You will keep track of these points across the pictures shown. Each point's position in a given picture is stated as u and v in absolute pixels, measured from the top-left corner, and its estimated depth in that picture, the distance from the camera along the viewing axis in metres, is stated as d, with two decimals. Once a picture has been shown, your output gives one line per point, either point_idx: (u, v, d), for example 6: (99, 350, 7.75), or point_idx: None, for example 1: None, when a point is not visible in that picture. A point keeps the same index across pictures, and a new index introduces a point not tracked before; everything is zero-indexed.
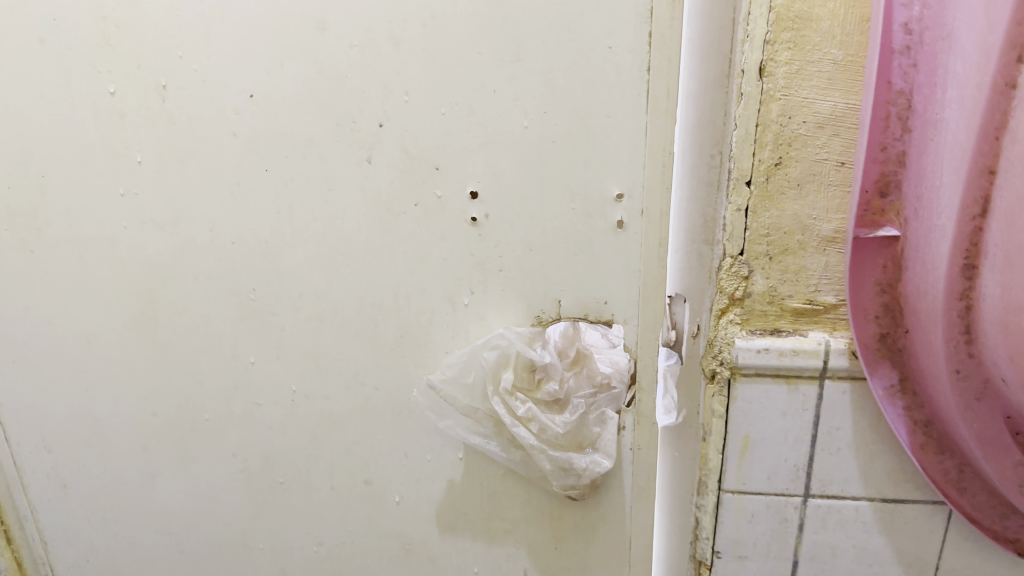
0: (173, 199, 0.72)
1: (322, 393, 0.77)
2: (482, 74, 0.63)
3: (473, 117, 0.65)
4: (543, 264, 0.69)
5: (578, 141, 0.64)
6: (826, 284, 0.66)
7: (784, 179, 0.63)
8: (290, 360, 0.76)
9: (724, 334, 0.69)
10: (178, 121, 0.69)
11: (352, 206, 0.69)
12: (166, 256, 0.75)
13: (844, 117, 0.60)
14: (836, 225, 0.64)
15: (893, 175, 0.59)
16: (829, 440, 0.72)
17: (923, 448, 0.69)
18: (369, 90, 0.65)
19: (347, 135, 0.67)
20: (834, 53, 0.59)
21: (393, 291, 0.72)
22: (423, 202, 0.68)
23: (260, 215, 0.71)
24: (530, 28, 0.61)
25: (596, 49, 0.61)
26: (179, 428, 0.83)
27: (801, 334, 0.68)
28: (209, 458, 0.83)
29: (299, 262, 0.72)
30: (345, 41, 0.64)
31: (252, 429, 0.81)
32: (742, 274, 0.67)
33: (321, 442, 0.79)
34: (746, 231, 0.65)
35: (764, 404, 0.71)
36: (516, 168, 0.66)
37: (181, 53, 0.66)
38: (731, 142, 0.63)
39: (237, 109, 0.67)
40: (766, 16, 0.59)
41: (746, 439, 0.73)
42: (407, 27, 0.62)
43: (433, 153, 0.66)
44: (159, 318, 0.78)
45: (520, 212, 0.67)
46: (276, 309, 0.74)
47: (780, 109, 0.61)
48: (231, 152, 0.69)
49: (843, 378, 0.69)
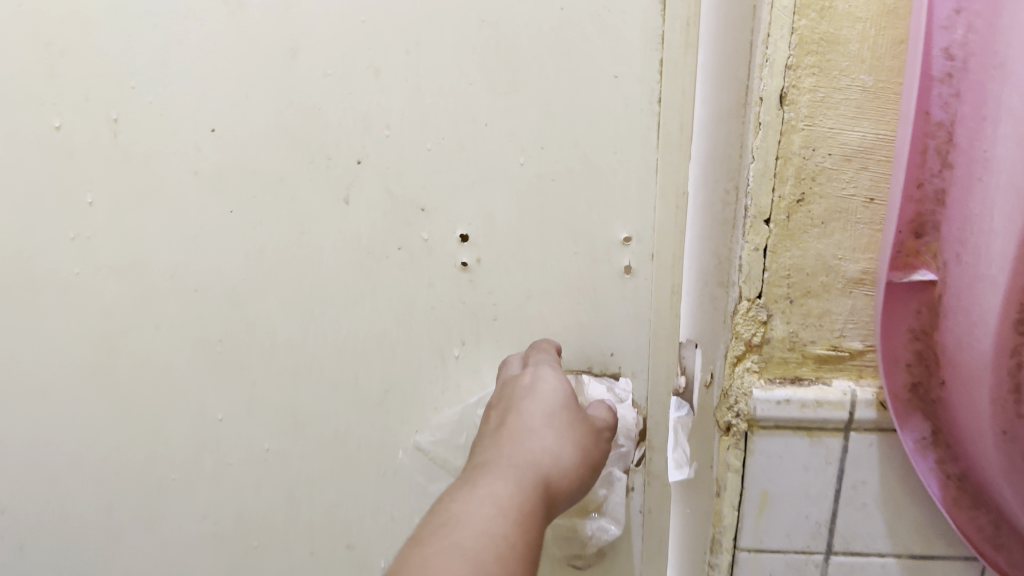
0: (130, 243, 0.65)
1: (298, 452, 0.70)
2: (473, 106, 0.57)
3: (464, 153, 0.58)
4: (541, 311, 0.62)
5: (582, 179, 0.58)
6: (852, 329, 0.60)
7: (807, 217, 0.57)
8: (263, 417, 0.69)
9: (740, 383, 0.63)
10: (133, 158, 0.62)
11: (329, 249, 0.62)
12: (125, 305, 0.67)
13: (874, 148, 0.55)
14: (864, 266, 0.58)
15: (931, 214, 0.53)
16: (854, 495, 0.65)
17: (957, 506, 0.63)
18: (347, 123, 0.58)
19: (321, 173, 0.60)
20: (863, 79, 0.53)
21: (376, 342, 0.65)
22: (408, 245, 0.61)
23: (227, 260, 0.64)
24: (527, 54, 0.55)
25: (600, 78, 0.55)
26: (141, 489, 0.75)
27: (824, 384, 0.62)
28: (175, 521, 0.75)
29: (272, 310, 0.65)
30: (320, 70, 0.57)
31: (222, 491, 0.73)
32: (760, 319, 0.61)
33: (299, 503, 0.72)
34: (765, 272, 0.59)
35: (785, 458, 0.65)
36: (512, 206, 0.59)
37: (134, 84, 0.59)
38: (748, 176, 0.58)
39: (198, 145, 0.61)
40: (788, 38, 0.53)
41: (764, 494, 0.66)
42: (389, 53, 0.56)
43: (419, 192, 0.60)
44: (118, 371, 0.70)
45: (516, 256, 0.61)
46: (246, 362, 0.67)
47: (803, 141, 0.55)
48: (193, 191, 0.62)
49: (870, 430, 0.63)
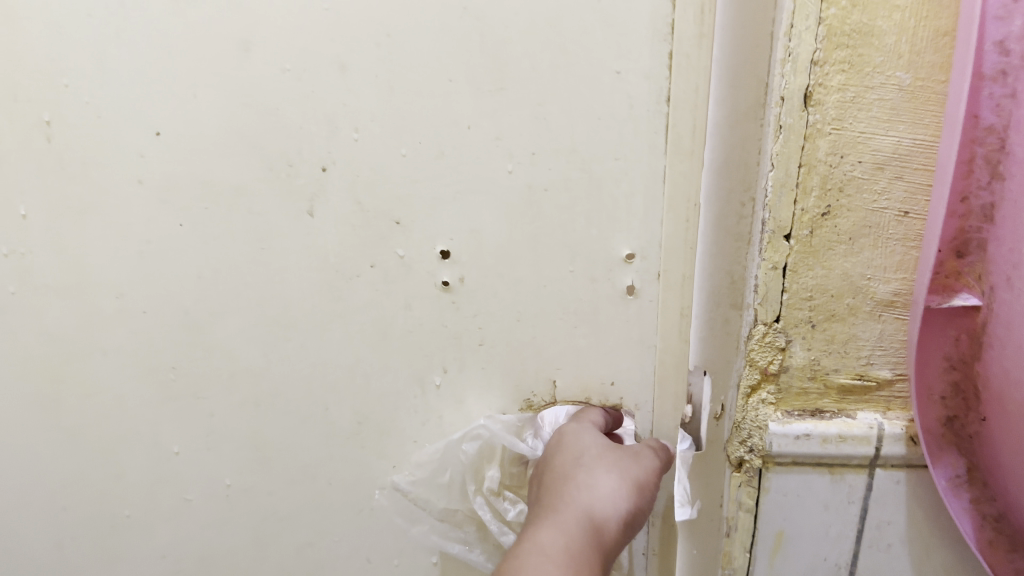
0: (70, 262, 0.58)
1: (265, 487, 0.63)
2: (455, 108, 0.50)
3: (445, 160, 0.52)
4: (534, 337, 0.56)
5: (581, 190, 0.52)
6: (880, 356, 0.54)
7: (832, 232, 0.51)
8: (224, 450, 0.62)
9: (754, 416, 0.57)
10: (70, 166, 0.55)
11: (292, 267, 0.56)
12: (68, 327, 0.60)
13: (910, 155, 0.48)
14: (896, 286, 0.52)
15: (975, 231, 0.47)
16: (878, 535, 0.59)
17: (992, 547, 0.55)
18: (310, 126, 0.51)
19: (282, 183, 0.53)
20: (900, 76, 0.47)
21: (348, 369, 0.59)
22: (383, 263, 0.55)
23: (179, 279, 0.57)
24: (516, 50, 0.48)
25: (602, 75, 0.49)
26: (94, 527, 0.67)
27: (848, 416, 0.56)
28: (131, 561, 0.68)
29: (230, 334, 0.58)
30: (277, 66, 0.50)
31: (182, 529, 0.66)
32: (778, 344, 0.55)
33: (265, 543, 0.65)
34: (784, 294, 0.53)
35: (803, 496, 0.58)
36: (498, 220, 0.53)
37: (67, 82, 0.52)
38: (767, 187, 0.51)
39: (143, 152, 0.54)
40: (815, 29, 0.46)
41: (779, 534, 0.60)
42: (358, 46, 0.49)
43: (395, 204, 0.53)
44: (64, 399, 0.62)
45: (504, 276, 0.55)
46: (202, 392, 0.61)
47: (829, 146, 0.48)
48: (138, 203, 0.55)
49: (898, 466, 0.56)
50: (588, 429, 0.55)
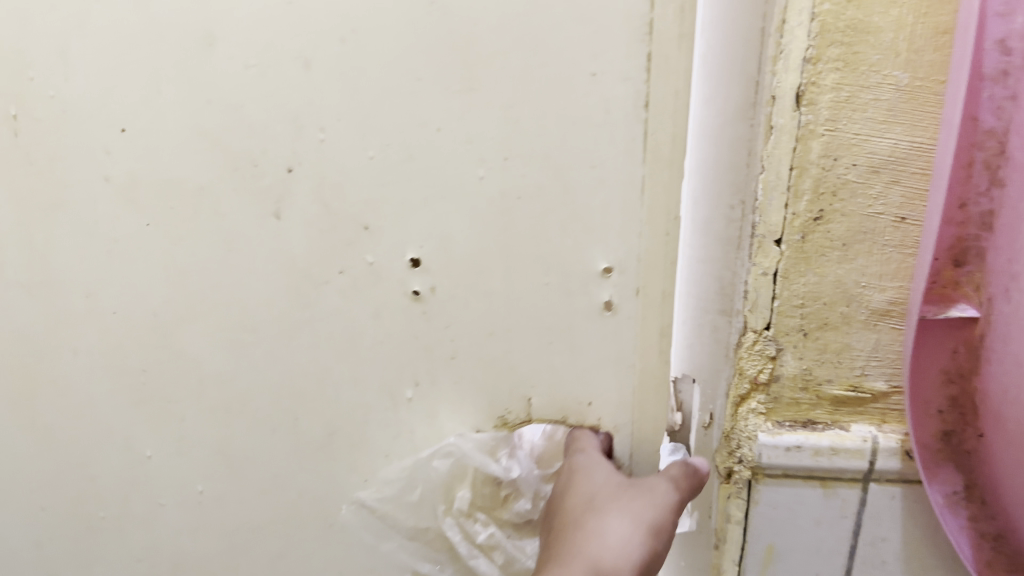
0: (39, 258, 0.57)
1: (236, 496, 0.62)
2: (422, 108, 0.48)
3: (414, 163, 0.49)
4: (506, 352, 0.54)
5: (552, 199, 0.49)
6: (875, 367, 0.52)
7: (825, 237, 0.49)
8: (195, 457, 0.61)
9: (744, 426, 0.55)
10: (37, 160, 0.54)
11: (259, 271, 0.54)
12: (38, 326, 0.59)
13: (907, 158, 0.46)
14: (892, 295, 0.49)
15: (974, 239, 0.45)
16: (872, 552, 0.57)
17: (991, 566, 0.53)
18: (274, 124, 0.49)
19: (247, 183, 0.51)
20: (898, 75, 0.44)
21: (317, 379, 0.57)
22: (351, 268, 0.53)
23: (147, 279, 0.56)
24: (484, 47, 0.46)
25: (575, 77, 0.46)
26: (71, 528, 0.66)
27: (841, 429, 0.54)
28: (109, 563, 0.67)
29: (198, 340, 0.57)
30: (240, 61, 0.48)
31: (156, 535, 0.65)
32: (768, 353, 0.53)
33: (241, 549, 0.64)
34: (775, 300, 0.51)
35: (794, 510, 0.56)
36: (469, 231, 0.51)
37: (32, 74, 0.51)
38: (757, 188, 0.49)
39: (109, 148, 0.52)
40: (808, 25, 0.44)
41: (769, 548, 0.58)
42: (319, 46, 0.47)
43: (361, 210, 0.51)
44: (37, 400, 0.62)
45: (476, 287, 0.53)
46: (171, 396, 0.59)
47: (823, 148, 0.46)
48: (104, 199, 0.54)
49: (893, 482, 0.54)
50: (600, 463, 0.53)
